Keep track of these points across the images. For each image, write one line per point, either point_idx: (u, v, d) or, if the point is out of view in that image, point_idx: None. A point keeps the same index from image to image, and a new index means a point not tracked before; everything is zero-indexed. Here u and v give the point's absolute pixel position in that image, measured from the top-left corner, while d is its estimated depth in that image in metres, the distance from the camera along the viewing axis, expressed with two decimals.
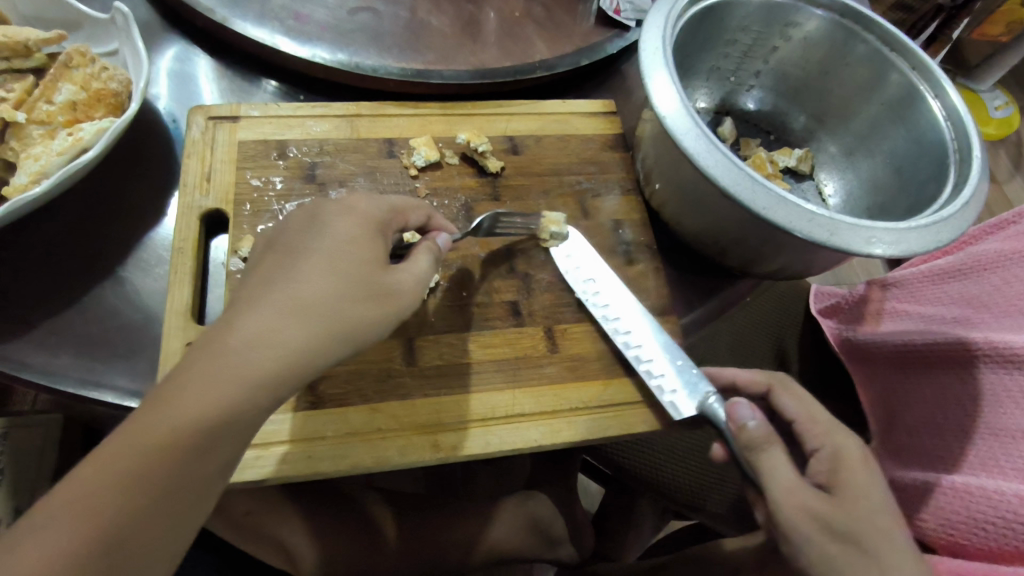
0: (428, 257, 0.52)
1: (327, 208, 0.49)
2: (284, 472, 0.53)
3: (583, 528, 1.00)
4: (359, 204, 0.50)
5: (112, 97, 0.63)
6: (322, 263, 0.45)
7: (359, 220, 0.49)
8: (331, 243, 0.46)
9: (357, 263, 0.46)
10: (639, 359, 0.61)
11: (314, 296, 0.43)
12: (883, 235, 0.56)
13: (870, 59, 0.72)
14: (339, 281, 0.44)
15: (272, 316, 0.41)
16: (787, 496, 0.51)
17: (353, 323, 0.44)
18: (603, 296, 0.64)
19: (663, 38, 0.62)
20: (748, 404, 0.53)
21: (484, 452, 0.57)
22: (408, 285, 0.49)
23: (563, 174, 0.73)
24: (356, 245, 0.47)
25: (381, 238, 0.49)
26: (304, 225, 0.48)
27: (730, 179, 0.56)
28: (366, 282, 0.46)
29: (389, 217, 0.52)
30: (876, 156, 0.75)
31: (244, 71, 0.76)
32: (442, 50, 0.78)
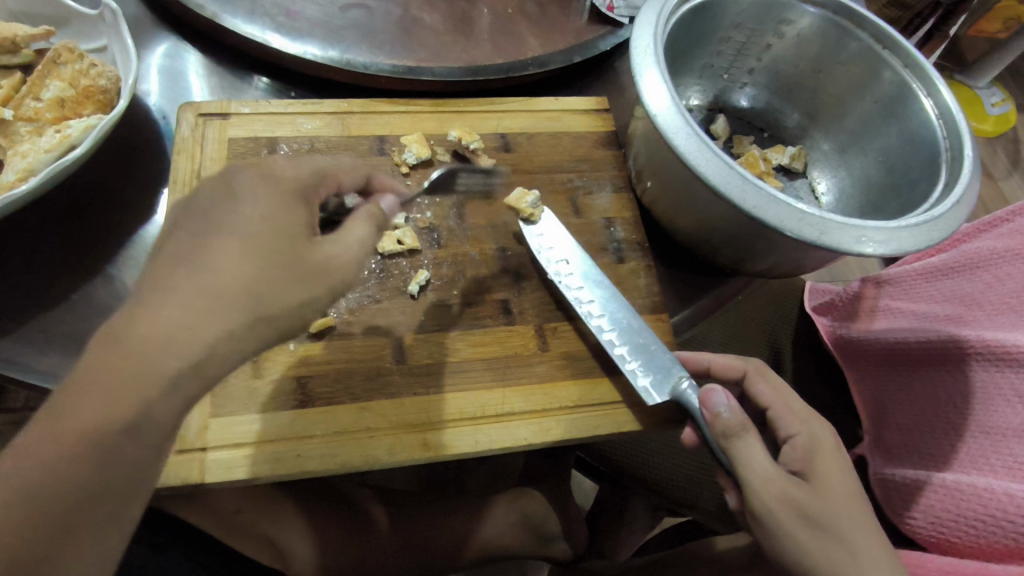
0: (369, 225, 0.48)
1: (240, 175, 0.44)
2: (272, 471, 0.53)
3: (576, 524, 1.00)
4: (279, 170, 0.46)
5: (101, 94, 0.62)
6: (237, 244, 0.41)
7: (273, 190, 0.44)
8: (240, 216, 0.42)
9: (275, 242, 0.42)
10: (612, 343, 0.61)
11: (230, 282, 0.40)
12: (872, 234, 0.56)
13: (863, 56, 0.72)
14: (258, 266, 0.41)
15: (185, 311, 0.38)
16: (765, 485, 0.51)
17: (282, 305, 0.42)
18: (576, 277, 0.64)
19: (654, 36, 0.62)
20: (723, 392, 0.54)
21: (472, 451, 0.57)
22: (343, 259, 0.45)
23: (555, 172, 0.73)
24: (267, 221, 0.43)
25: (302, 207, 0.45)
26: (215, 203, 0.42)
27: (720, 177, 0.56)
28: (293, 260, 0.43)
29: (314, 183, 0.48)
30: (869, 155, 0.75)
31: (234, 68, 0.76)
32: (434, 47, 0.77)
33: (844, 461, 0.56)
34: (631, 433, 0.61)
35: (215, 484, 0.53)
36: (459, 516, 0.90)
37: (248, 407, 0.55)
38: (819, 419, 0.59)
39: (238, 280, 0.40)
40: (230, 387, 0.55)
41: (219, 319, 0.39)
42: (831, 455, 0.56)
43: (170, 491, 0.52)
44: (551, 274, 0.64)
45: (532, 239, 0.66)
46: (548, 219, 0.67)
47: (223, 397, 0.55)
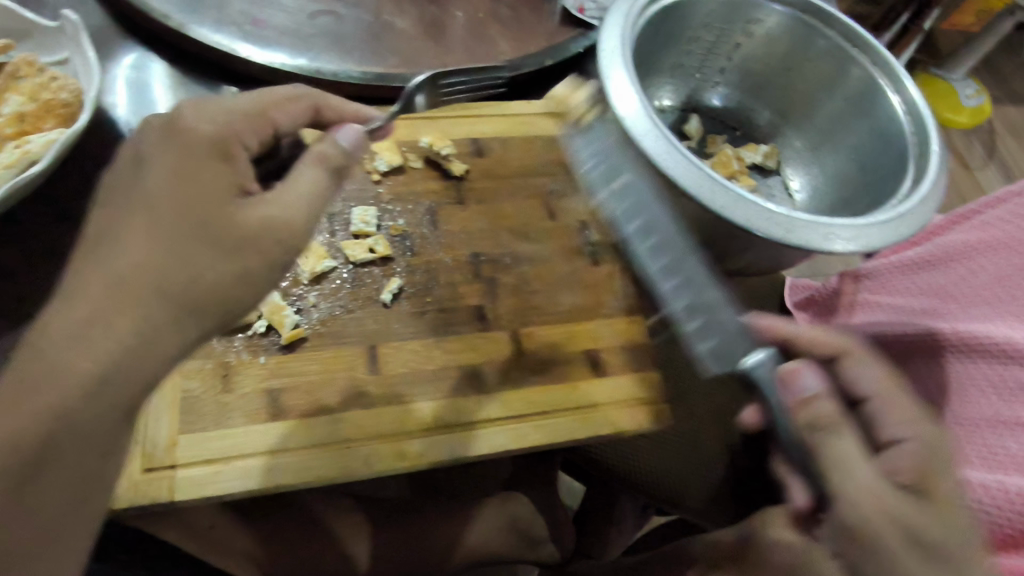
0: (317, 171, 0.46)
1: (146, 140, 0.43)
2: (246, 487, 0.53)
3: (564, 528, 1.00)
4: (184, 122, 0.43)
5: (62, 108, 0.61)
6: (143, 224, 0.40)
7: (177, 150, 0.42)
8: (146, 187, 0.41)
9: (192, 218, 0.41)
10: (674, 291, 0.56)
11: (138, 269, 0.39)
12: (839, 229, 0.56)
13: (831, 54, 0.72)
14: (171, 246, 0.40)
15: (98, 304, 0.38)
16: (867, 494, 0.45)
17: (211, 287, 0.41)
18: (638, 212, 0.58)
19: (622, 40, 0.63)
20: (812, 372, 0.47)
21: (448, 459, 0.57)
22: (286, 218, 0.43)
23: (529, 176, 0.73)
24: (180, 186, 0.41)
25: (218, 164, 0.43)
26: (121, 174, 0.42)
27: (690, 177, 0.58)
28: (211, 233, 0.41)
29: (235, 128, 0.45)
30: (841, 151, 0.76)
31: (201, 78, 0.75)
32: (404, 53, 0.77)
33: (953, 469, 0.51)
34: (609, 436, 0.61)
35: (186, 502, 0.52)
36: (445, 523, 0.90)
37: (219, 423, 0.54)
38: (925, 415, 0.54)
39: (151, 266, 0.39)
40: (201, 402, 0.54)
41: (137, 307, 0.39)
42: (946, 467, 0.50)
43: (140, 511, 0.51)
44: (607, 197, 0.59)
45: (587, 153, 0.60)
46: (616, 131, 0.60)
47: (193, 412, 0.54)
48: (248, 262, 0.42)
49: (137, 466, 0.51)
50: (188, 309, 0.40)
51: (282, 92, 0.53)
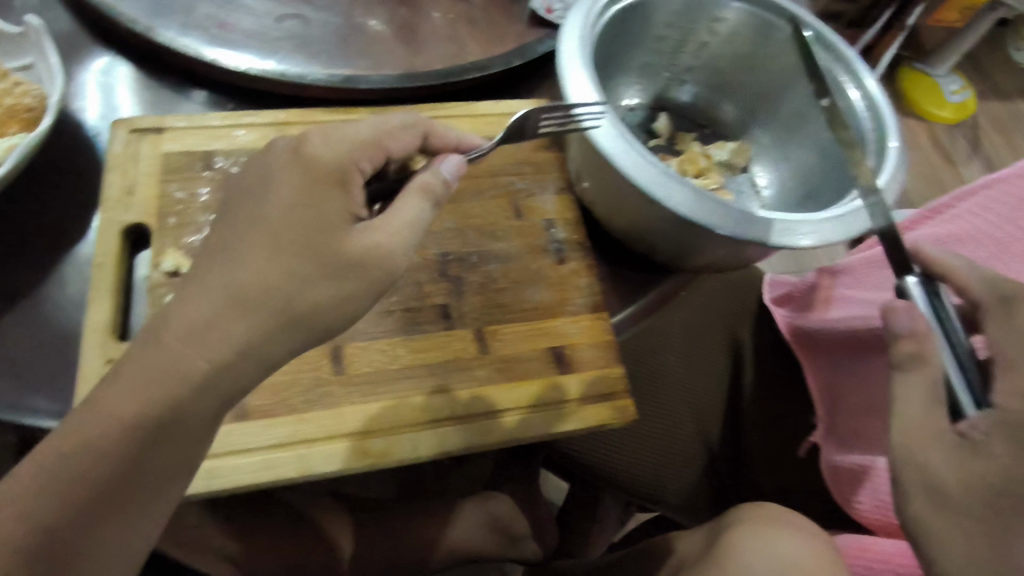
0: (419, 202, 0.51)
1: (271, 164, 0.49)
2: (208, 487, 0.53)
3: (545, 525, 1.01)
4: (308, 151, 0.50)
5: (26, 113, 0.62)
6: (263, 242, 0.45)
7: (303, 177, 0.48)
8: (270, 210, 0.46)
9: (307, 237, 0.46)
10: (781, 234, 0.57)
11: (253, 282, 0.44)
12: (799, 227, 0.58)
13: (792, 50, 0.73)
14: (285, 266, 0.45)
15: (211, 309, 0.43)
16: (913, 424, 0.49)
17: (312, 304, 0.46)
18: (676, 186, 0.57)
19: (580, 39, 0.62)
20: None
21: (413, 457, 0.58)
22: (386, 247, 0.48)
23: (497, 175, 0.73)
24: (300, 211, 0.47)
25: (337, 191, 0.49)
26: (246, 198, 0.48)
27: (646, 177, 0.57)
28: (321, 257, 0.46)
29: (354, 159, 0.51)
30: (806, 147, 0.76)
31: (170, 81, 0.75)
32: (372, 55, 0.78)
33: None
34: (574, 431, 0.62)
35: None
36: (425, 521, 0.90)
37: None
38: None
39: (266, 281, 0.44)
40: None
41: (252, 317, 0.44)
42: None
43: None
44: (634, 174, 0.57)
45: (605, 137, 0.58)
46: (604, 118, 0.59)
47: None
48: (350, 287, 0.47)
49: None
50: (288, 325, 0.45)
51: (395, 120, 0.56)
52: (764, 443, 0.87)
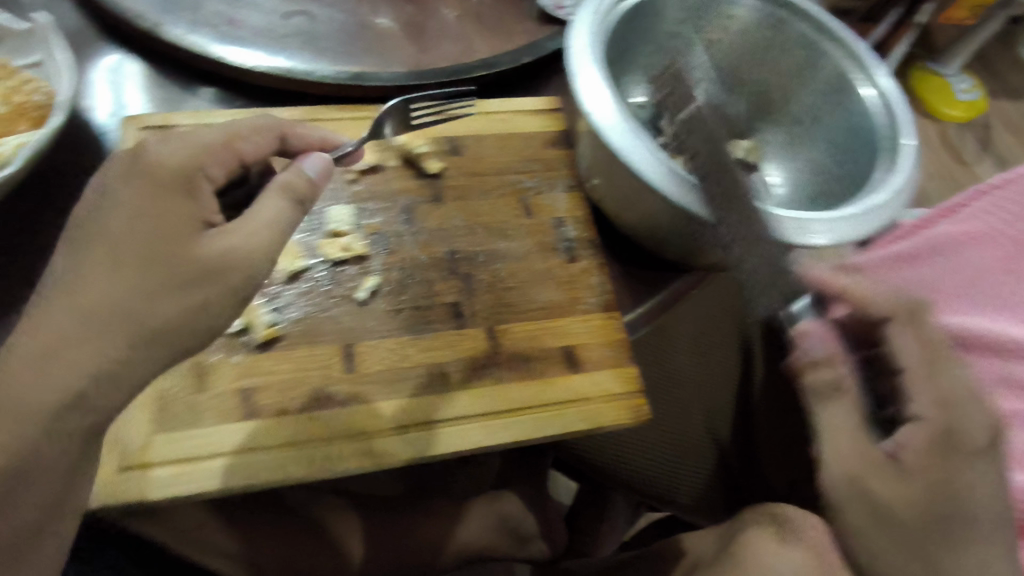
0: (280, 201, 0.50)
1: (112, 176, 0.46)
2: (219, 487, 0.52)
3: (553, 524, 1.02)
4: (148, 158, 0.47)
5: (35, 110, 0.61)
6: (103, 260, 0.44)
7: (145, 188, 0.46)
8: (112, 226, 0.45)
9: (149, 250, 0.44)
10: (799, 231, 0.57)
11: (101, 301, 0.43)
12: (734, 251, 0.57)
13: (804, 48, 0.73)
14: (131, 280, 0.43)
15: (60, 333, 0.42)
16: (848, 460, 0.53)
17: (165, 320, 0.44)
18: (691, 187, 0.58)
19: (590, 35, 0.62)
20: (818, 334, 0.52)
21: (424, 457, 0.57)
22: (246, 251, 0.47)
23: (506, 173, 0.73)
24: (146, 221, 0.45)
25: (180, 198, 0.46)
26: (85, 213, 0.46)
27: (660, 176, 0.58)
28: (168, 269, 0.44)
29: (195, 160, 0.48)
30: (819, 145, 0.74)
31: (179, 79, 0.75)
32: (379, 52, 0.77)
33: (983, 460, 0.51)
34: (588, 429, 0.61)
35: (159, 502, 0.52)
36: (434, 523, 0.90)
37: (192, 422, 0.54)
38: (967, 398, 0.51)
39: (112, 298, 0.43)
40: (175, 402, 0.55)
41: (104, 338, 0.43)
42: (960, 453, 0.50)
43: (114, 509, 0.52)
44: (648, 175, 0.58)
45: (617, 135, 0.58)
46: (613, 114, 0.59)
47: (167, 412, 0.54)
48: (205, 294, 0.45)
49: (111, 464, 0.52)
50: (141, 342, 0.44)
51: (246, 124, 0.55)
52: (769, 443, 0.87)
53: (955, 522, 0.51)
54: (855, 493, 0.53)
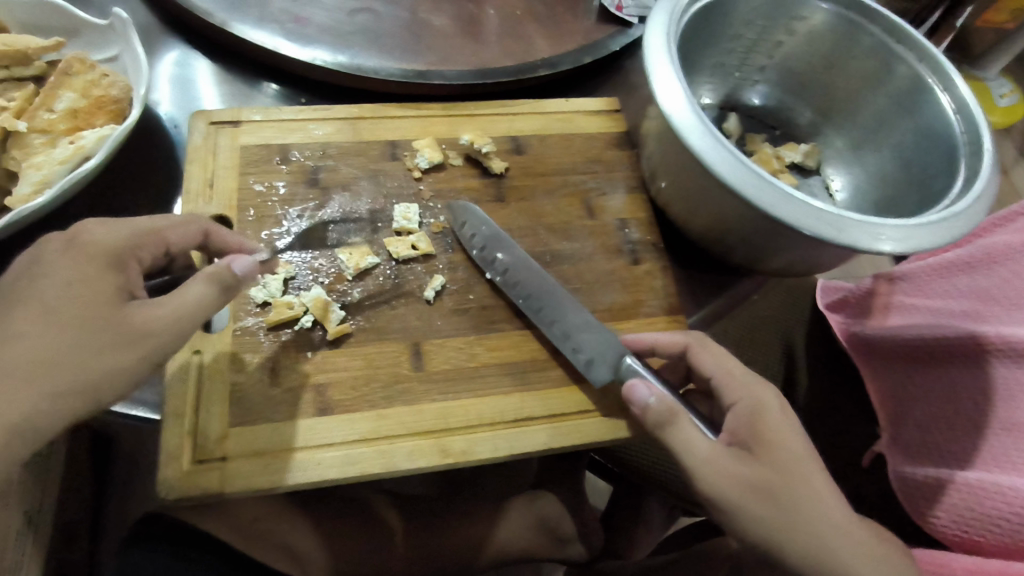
0: (207, 288, 0.47)
1: (50, 245, 0.46)
2: (294, 481, 0.53)
3: (591, 527, 0.99)
4: (85, 236, 0.46)
5: (113, 104, 0.62)
6: (34, 318, 0.43)
7: (83, 258, 0.45)
8: (45, 293, 0.43)
9: (80, 314, 0.43)
10: (880, 239, 0.54)
11: (24, 356, 0.42)
12: (582, 349, 0.60)
13: (876, 51, 0.71)
14: (58, 337, 0.42)
15: None
16: (710, 462, 0.52)
17: (92, 378, 0.43)
18: (766, 188, 0.55)
19: (666, 35, 0.61)
20: (645, 384, 0.55)
21: (493, 457, 0.57)
22: (169, 319, 0.45)
23: (569, 174, 0.72)
24: (75, 289, 0.44)
25: (111, 274, 0.46)
26: (19, 278, 0.44)
27: (736, 176, 0.55)
28: (98, 327, 0.43)
29: (132, 242, 0.48)
30: (884, 150, 0.74)
31: (245, 74, 0.76)
32: (442, 50, 0.77)
33: (792, 424, 0.55)
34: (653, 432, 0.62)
35: (236, 494, 0.53)
36: (475, 522, 0.90)
37: (268, 415, 0.55)
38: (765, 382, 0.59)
39: (47, 359, 0.42)
40: (250, 396, 0.55)
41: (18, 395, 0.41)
42: (776, 413, 0.55)
43: (193, 501, 0.52)
44: (720, 173, 0.55)
45: (694, 135, 0.57)
46: (687, 115, 0.57)
47: (243, 405, 0.55)
48: (131, 356, 0.44)
49: (188, 456, 0.53)
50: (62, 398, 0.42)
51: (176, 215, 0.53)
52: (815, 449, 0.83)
53: (802, 478, 0.52)
54: (734, 483, 0.51)
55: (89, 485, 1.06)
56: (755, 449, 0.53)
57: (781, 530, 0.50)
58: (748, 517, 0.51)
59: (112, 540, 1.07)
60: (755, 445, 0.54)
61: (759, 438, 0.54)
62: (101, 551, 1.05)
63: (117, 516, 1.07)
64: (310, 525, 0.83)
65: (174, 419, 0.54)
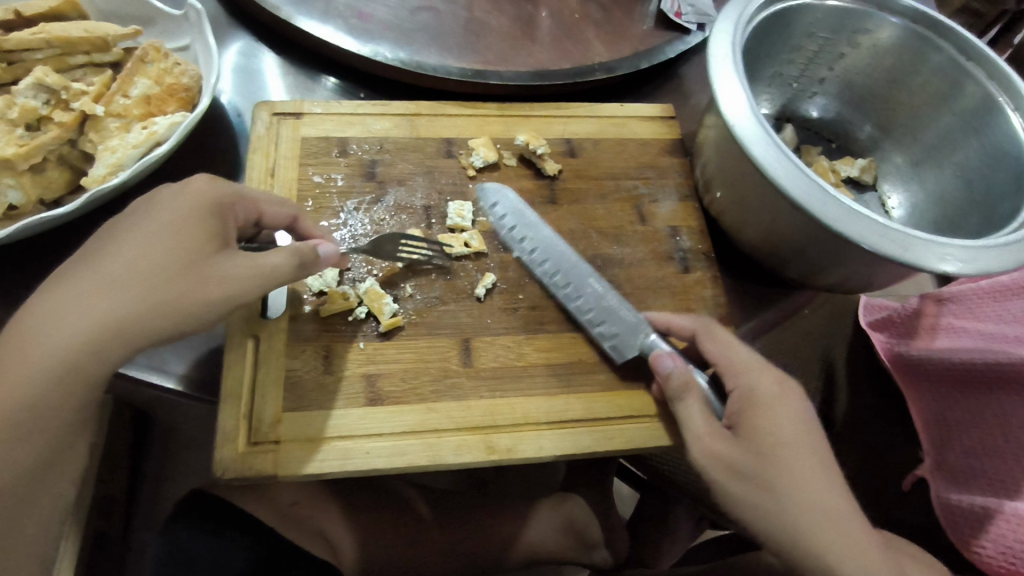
0: (286, 259, 0.49)
1: (163, 192, 0.48)
2: (344, 467, 0.54)
3: (617, 532, 0.98)
4: (197, 185, 0.49)
5: (184, 92, 0.64)
6: (138, 242, 0.45)
7: (189, 203, 0.47)
8: (152, 223, 0.45)
9: (182, 249, 0.45)
10: (945, 258, 0.53)
11: (127, 271, 0.43)
12: (608, 328, 0.62)
13: (945, 68, 0.69)
14: (156, 261, 0.44)
15: (80, 294, 0.43)
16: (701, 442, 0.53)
17: (184, 308, 0.44)
18: (830, 199, 0.54)
19: (732, 44, 0.61)
20: (669, 355, 0.57)
21: (537, 456, 0.57)
22: (241, 277, 0.47)
23: (621, 179, 0.72)
24: (179, 226, 0.46)
25: (211, 220, 0.47)
26: (133, 211, 0.47)
27: (798, 188, 0.55)
28: (192, 261, 0.45)
29: (231, 201, 0.50)
30: (945, 168, 0.72)
31: (306, 68, 0.77)
32: (500, 50, 0.77)
33: (786, 410, 0.55)
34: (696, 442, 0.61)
35: (287, 477, 0.54)
36: (505, 520, 0.90)
37: (320, 403, 0.56)
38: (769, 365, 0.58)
39: (119, 293, 0.43)
40: (303, 382, 0.57)
41: (118, 302, 0.43)
42: (772, 400, 0.55)
43: (246, 482, 0.54)
44: (781, 182, 0.55)
45: (758, 143, 0.56)
46: (749, 121, 0.57)
47: (296, 391, 0.56)
48: (223, 290, 0.46)
49: (244, 437, 0.54)
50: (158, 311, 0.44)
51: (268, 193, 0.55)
52: (855, 468, 0.81)
53: (798, 469, 0.52)
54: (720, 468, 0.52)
55: (128, 462, 1.08)
56: (746, 439, 0.53)
57: (776, 520, 0.51)
58: (739, 501, 0.52)
59: (144, 517, 1.09)
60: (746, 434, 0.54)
61: (751, 425, 0.54)
62: (134, 527, 1.08)
63: (150, 491, 1.10)
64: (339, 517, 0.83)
65: (232, 402, 0.55)
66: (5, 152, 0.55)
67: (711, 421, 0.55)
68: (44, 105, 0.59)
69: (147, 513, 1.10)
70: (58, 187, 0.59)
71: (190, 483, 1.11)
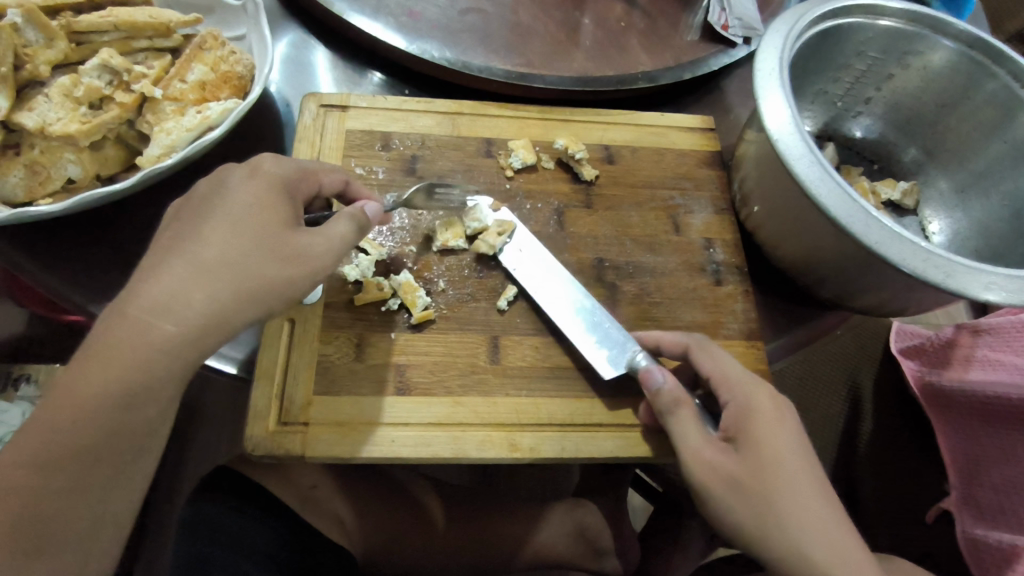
0: (348, 224, 0.51)
1: (231, 174, 0.48)
2: (370, 452, 0.55)
3: (629, 541, 0.95)
4: (266, 168, 0.50)
5: (237, 80, 0.66)
6: (225, 225, 0.45)
7: (261, 184, 0.48)
8: (232, 204, 0.46)
9: (263, 230, 0.46)
10: (988, 288, 0.52)
11: (222, 255, 0.43)
12: (597, 345, 0.60)
13: (999, 96, 0.68)
14: (246, 246, 0.44)
15: (178, 282, 0.42)
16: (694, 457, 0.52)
17: (271, 286, 0.45)
18: (873, 218, 0.54)
19: (779, 59, 0.60)
20: (659, 369, 0.56)
21: (560, 457, 0.58)
22: (320, 249, 0.48)
23: (657, 188, 0.73)
24: (258, 207, 0.47)
25: (283, 199, 0.49)
26: (203, 191, 0.47)
27: (841, 208, 0.54)
28: (277, 245, 0.46)
29: (294, 180, 0.51)
30: (992, 197, 0.71)
31: (354, 62, 0.79)
32: (546, 54, 0.78)
33: (788, 428, 0.52)
34: None
35: (316, 460, 0.55)
36: (519, 520, 0.90)
37: (350, 389, 0.57)
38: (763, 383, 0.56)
39: (215, 278, 0.43)
40: (335, 368, 0.58)
41: (218, 287, 0.43)
42: (769, 418, 0.52)
43: (275, 461, 0.55)
44: (824, 199, 0.55)
45: (801, 160, 0.56)
46: (790, 135, 0.57)
47: (327, 378, 0.58)
48: (301, 271, 0.47)
49: (274, 417, 0.56)
50: (251, 295, 0.44)
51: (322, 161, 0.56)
52: (879, 496, 0.80)
53: (803, 502, 0.48)
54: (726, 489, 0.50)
55: None
56: (746, 458, 0.51)
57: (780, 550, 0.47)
58: (746, 531, 0.49)
59: (164, 490, 1.11)
60: (744, 449, 0.51)
61: (748, 438, 0.51)
62: (156, 499, 1.10)
63: (170, 466, 1.13)
64: (359, 506, 0.85)
65: (265, 383, 0.56)
66: (68, 128, 0.57)
67: (706, 438, 0.53)
68: (107, 85, 0.61)
69: (169, 487, 1.11)
70: (113, 165, 0.62)
71: (208, 461, 1.13)
